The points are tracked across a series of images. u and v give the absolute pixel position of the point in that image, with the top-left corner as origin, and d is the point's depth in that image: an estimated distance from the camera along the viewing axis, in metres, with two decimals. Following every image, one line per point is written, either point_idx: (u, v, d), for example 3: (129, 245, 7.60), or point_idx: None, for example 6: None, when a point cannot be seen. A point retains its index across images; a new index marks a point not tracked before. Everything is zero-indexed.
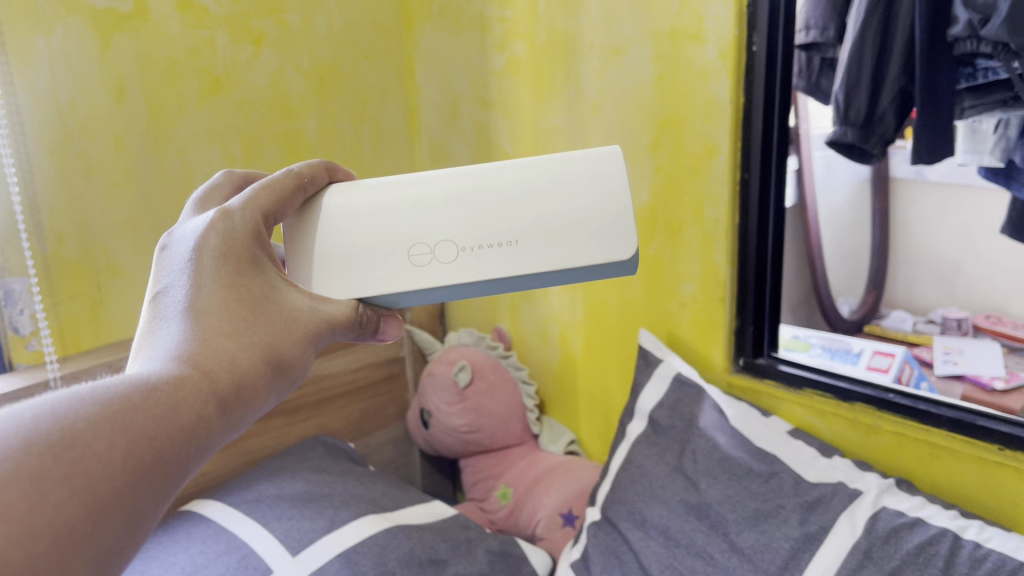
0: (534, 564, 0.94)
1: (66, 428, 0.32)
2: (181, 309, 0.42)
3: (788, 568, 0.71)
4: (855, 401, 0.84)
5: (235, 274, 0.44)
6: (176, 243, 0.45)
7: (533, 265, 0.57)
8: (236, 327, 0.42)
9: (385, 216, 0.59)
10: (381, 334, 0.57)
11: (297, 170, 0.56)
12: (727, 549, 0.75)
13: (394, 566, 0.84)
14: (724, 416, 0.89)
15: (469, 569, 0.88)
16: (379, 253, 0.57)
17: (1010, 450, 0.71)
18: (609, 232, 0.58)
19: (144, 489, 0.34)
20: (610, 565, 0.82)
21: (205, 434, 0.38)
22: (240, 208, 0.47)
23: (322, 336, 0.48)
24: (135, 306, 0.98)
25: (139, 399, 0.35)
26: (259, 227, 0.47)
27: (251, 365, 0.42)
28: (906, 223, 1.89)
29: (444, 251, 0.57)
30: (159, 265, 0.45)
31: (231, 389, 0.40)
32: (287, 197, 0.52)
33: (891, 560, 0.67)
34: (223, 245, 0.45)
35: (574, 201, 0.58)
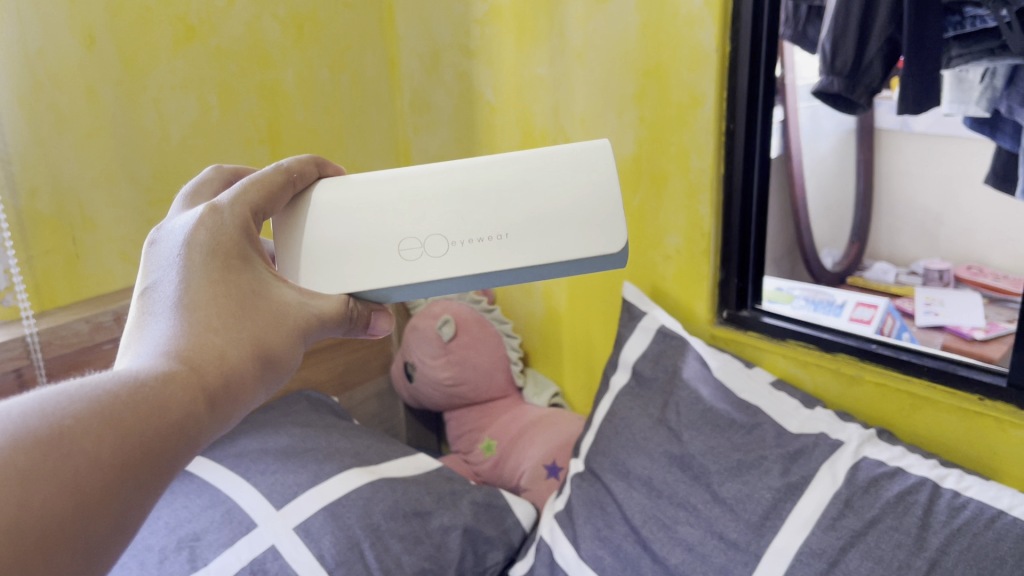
0: (519, 516, 0.95)
1: (53, 424, 0.31)
2: (171, 303, 0.40)
3: (769, 518, 0.72)
4: (838, 352, 0.84)
5: (223, 269, 0.43)
6: (165, 238, 0.44)
7: (525, 259, 0.56)
8: (226, 322, 0.41)
9: (376, 208, 0.57)
10: (371, 329, 0.55)
11: (286, 165, 0.54)
12: (710, 500, 0.76)
13: (379, 520, 0.84)
14: (707, 367, 0.89)
15: (454, 521, 0.88)
16: (369, 246, 0.56)
17: (991, 400, 0.72)
18: (595, 206, 0.57)
19: (131, 488, 0.33)
20: (594, 516, 0.83)
21: (192, 432, 0.36)
22: (229, 204, 0.46)
23: (311, 331, 0.47)
24: (111, 259, 0.96)
25: (127, 394, 0.34)
26: (248, 223, 0.46)
27: (240, 361, 0.40)
28: (890, 174, 1.89)
29: (434, 246, 0.56)
30: (147, 259, 0.43)
31: (221, 384, 0.38)
32: (275, 192, 0.51)
33: (871, 509, 0.68)
34: (212, 240, 0.43)
35: (566, 191, 0.58)
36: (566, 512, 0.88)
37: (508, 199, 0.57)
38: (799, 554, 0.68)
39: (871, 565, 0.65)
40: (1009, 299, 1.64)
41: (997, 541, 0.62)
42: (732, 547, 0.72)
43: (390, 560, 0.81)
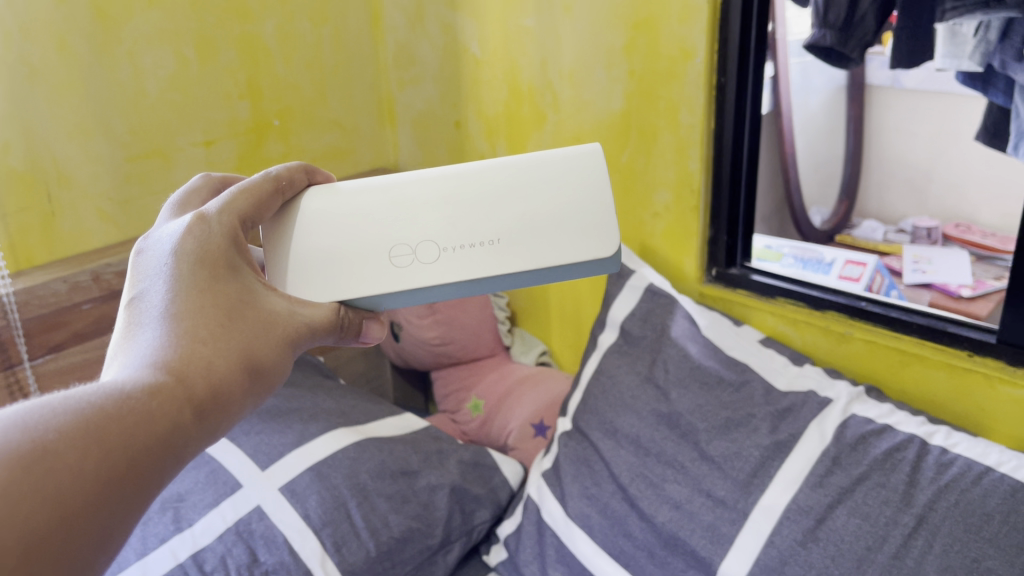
0: (506, 475, 0.95)
1: (35, 437, 0.31)
2: (158, 312, 0.40)
3: (757, 476, 0.71)
4: (828, 309, 0.83)
5: (211, 278, 0.42)
6: (152, 247, 0.43)
7: (516, 264, 0.56)
8: (215, 331, 0.40)
9: (367, 216, 0.58)
10: (364, 337, 0.55)
11: (275, 173, 0.54)
12: (697, 458, 0.76)
13: (366, 479, 0.84)
14: (696, 325, 0.88)
15: (441, 481, 0.88)
16: (361, 254, 0.56)
17: (980, 356, 0.72)
18: (582, 205, 0.58)
19: (114, 504, 0.32)
20: (582, 475, 0.83)
21: (178, 444, 0.36)
22: (217, 213, 0.46)
23: (302, 340, 0.46)
24: (88, 217, 0.94)
25: (111, 407, 0.33)
26: (236, 232, 0.46)
27: (229, 370, 0.39)
28: (880, 131, 1.87)
29: (425, 252, 0.56)
30: (133, 268, 0.43)
31: (209, 395, 0.38)
32: (264, 200, 0.51)
33: (859, 466, 0.68)
34: (200, 248, 0.43)
35: (556, 197, 0.58)
36: (553, 471, 0.88)
37: (499, 207, 0.58)
38: (786, 511, 0.68)
39: (859, 522, 0.65)
40: (997, 256, 1.63)
41: (984, 497, 0.62)
42: (719, 505, 0.72)
43: (377, 520, 0.81)
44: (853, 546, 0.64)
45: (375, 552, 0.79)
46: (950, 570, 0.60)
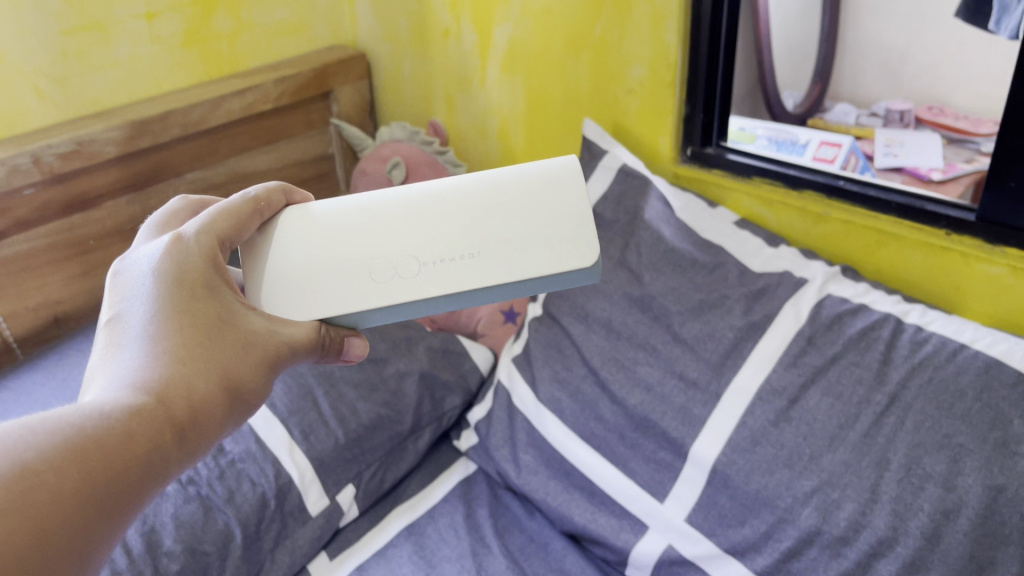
0: (476, 361, 0.93)
1: (17, 460, 0.32)
2: (138, 332, 0.41)
3: (730, 357, 0.71)
4: (805, 189, 0.81)
5: (190, 297, 0.43)
6: (131, 268, 0.44)
7: (499, 276, 0.53)
8: (194, 351, 0.41)
9: (345, 233, 0.55)
10: (344, 355, 0.52)
11: (253, 194, 0.53)
12: (670, 341, 0.74)
13: (333, 368, 0.82)
14: (670, 207, 0.85)
15: (410, 367, 0.87)
16: (338, 271, 0.53)
17: (956, 235, 0.70)
18: (563, 216, 0.55)
19: (96, 521, 0.33)
20: (552, 359, 0.82)
21: (158, 462, 0.37)
22: (195, 233, 0.46)
23: (284, 359, 0.46)
24: (22, 94, 0.87)
25: (92, 429, 0.35)
26: (216, 251, 0.46)
27: (208, 392, 0.40)
28: (857, 11, 1.80)
29: (405, 267, 0.53)
30: (112, 290, 0.43)
31: (187, 417, 0.39)
32: (241, 222, 0.50)
33: (833, 346, 0.67)
34: (179, 269, 0.43)
35: (537, 211, 0.55)
36: (523, 355, 0.86)
37: (480, 221, 0.55)
38: (759, 392, 0.68)
39: (832, 401, 0.65)
40: (967, 139, 1.62)
41: (957, 374, 0.62)
42: (691, 386, 0.71)
43: (345, 408, 0.80)
44: (825, 425, 0.64)
45: (344, 440, 0.79)
46: (921, 446, 0.60)
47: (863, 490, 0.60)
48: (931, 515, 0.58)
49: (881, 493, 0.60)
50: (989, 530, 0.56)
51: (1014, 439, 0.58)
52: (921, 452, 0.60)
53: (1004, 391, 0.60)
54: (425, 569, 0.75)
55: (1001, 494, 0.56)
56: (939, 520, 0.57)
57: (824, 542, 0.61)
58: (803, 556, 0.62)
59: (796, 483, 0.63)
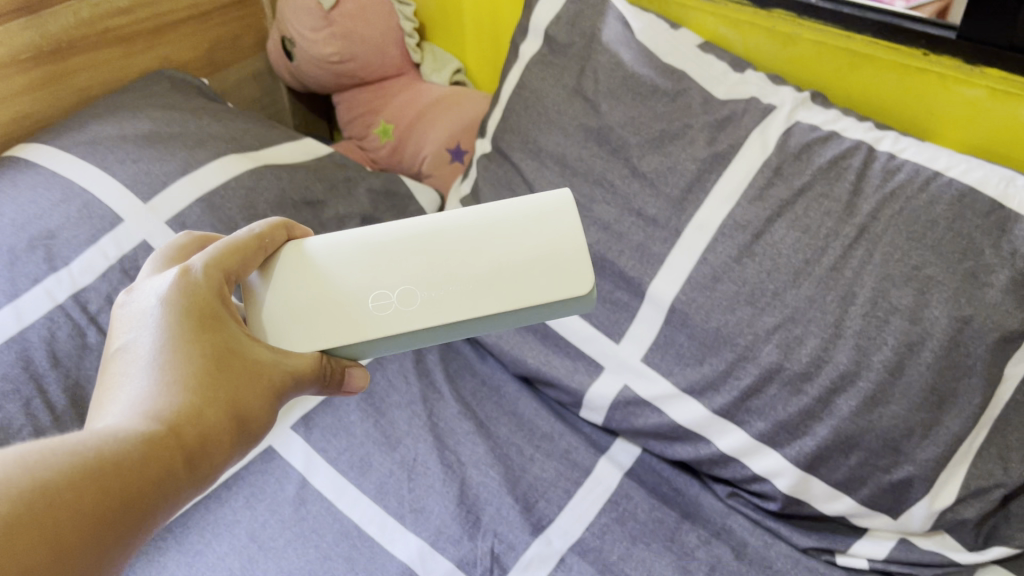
0: (422, 204, 0.88)
1: (32, 483, 0.31)
2: (146, 362, 0.39)
3: (692, 192, 0.66)
4: (775, 8, 0.74)
5: (200, 327, 0.41)
6: (137, 298, 0.42)
7: (495, 306, 0.50)
8: (203, 382, 0.39)
9: (342, 266, 0.52)
10: (345, 387, 0.50)
11: (256, 232, 0.50)
12: (629, 176, 0.69)
13: (265, 209, 0.76)
14: (629, 30, 0.77)
15: (350, 211, 0.81)
16: (334, 304, 0.50)
17: (935, 56, 0.65)
18: (558, 244, 0.52)
19: (109, 548, 0.32)
20: (503, 199, 0.77)
21: (166, 494, 0.36)
22: (201, 266, 0.44)
23: (288, 391, 0.44)
24: None
25: (107, 457, 0.34)
26: (222, 287, 0.44)
27: (218, 421, 0.39)
28: None
29: (404, 298, 0.50)
30: (118, 320, 0.42)
31: (197, 448, 0.38)
32: (247, 259, 0.48)
33: (801, 177, 0.63)
34: (187, 300, 0.41)
35: (531, 241, 0.52)
36: (472, 196, 0.81)
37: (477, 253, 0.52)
38: (721, 228, 0.64)
39: (798, 236, 0.61)
40: None
41: (929, 205, 0.58)
42: (651, 224, 0.67)
43: None
44: (790, 260, 0.61)
45: None
46: (888, 279, 0.57)
47: (827, 326, 0.58)
48: (895, 348, 0.56)
49: (845, 329, 0.58)
50: (953, 362, 0.55)
51: (983, 268, 0.55)
52: (889, 285, 0.57)
53: (975, 220, 0.56)
54: (375, 418, 0.73)
55: (968, 325, 0.55)
56: (903, 353, 0.56)
57: (785, 379, 0.60)
58: (762, 393, 0.61)
59: (758, 321, 0.61)
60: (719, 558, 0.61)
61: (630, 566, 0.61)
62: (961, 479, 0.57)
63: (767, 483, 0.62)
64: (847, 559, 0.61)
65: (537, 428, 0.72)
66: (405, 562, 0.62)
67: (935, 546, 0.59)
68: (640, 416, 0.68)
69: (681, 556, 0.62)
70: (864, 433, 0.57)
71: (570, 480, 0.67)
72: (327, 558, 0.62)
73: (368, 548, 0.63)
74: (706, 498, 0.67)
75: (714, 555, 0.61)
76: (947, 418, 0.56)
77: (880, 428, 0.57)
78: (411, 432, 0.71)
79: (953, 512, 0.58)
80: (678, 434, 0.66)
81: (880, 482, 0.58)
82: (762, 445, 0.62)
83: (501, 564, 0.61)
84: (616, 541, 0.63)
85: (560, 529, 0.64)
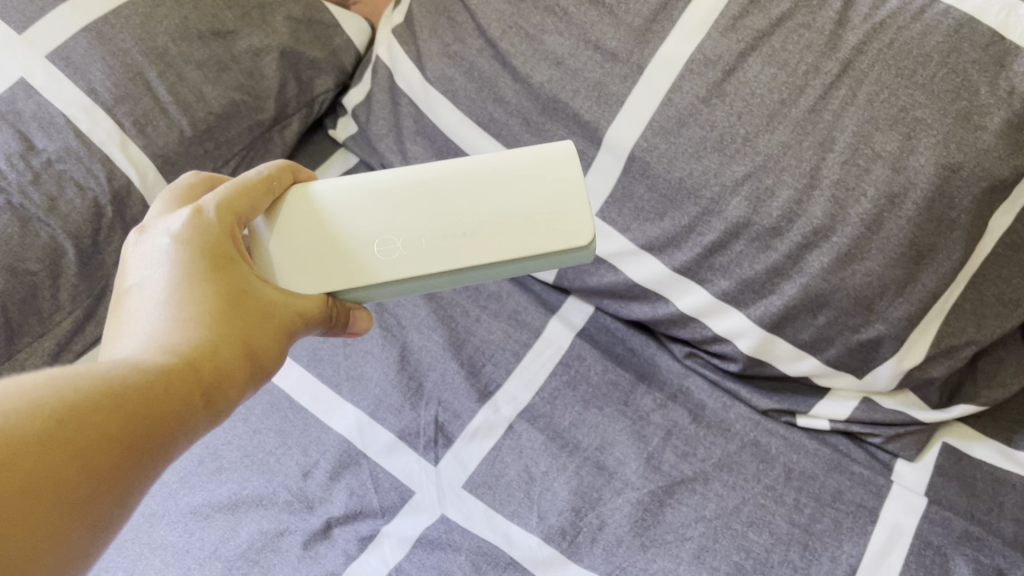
0: (350, 35, 0.76)
1: (54, 412, 0.30)
2: (161, 298, 0.37)
3: (657, 22, 0.57)
4: None
5: (213, 266, 0.38)
6: (153, 228, 0.40)
7: (502, 258, 0.45)
8: (220, 319, 0.37)
9: (349, 209, 0.46)
10: (350, 329, 0.47)
11: (264, 171, 0.45)
12: (584, 3, 0.60)
13: (166, 42, 0.63)
14: None
15: (266, 44, 0.68)
16: (337, 246, 0.46)
17: None
18: (573, 191, 0.46)
19: (127, 481, 0.31)
20: (441, 31, 0.67)
21: (184, 430, 0.35)
22: (216, 201, 0.41)
23: (303, 330, 0.42)
24: None
25: (123, 390, 0.32)
26: (235, 225, 0.41)
27: (235, 359, 0.37)
28: None
29: (411, 242, 0.45)
30: (132, 252, 0.39)
31: (213, 383, 0.36)
32: (259, 197, 0.44)
33: (779, 5, 0.54)
34: (203, 235, 0.39)
35: (545, 188, 0.46)
36: (406, 28, 0.71)
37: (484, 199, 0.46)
38: (690, 64, 0.56)
39: (774, 73, 0.54)
40: None
41: (923, 36, 0.50)
42: (609, 59, 0.59)
43: (188, 93, 0.64)
44: (764, 100, 0.54)
45: (191, 133, 0.65)
46: (872, 122, 0.51)
47: (801, 176, 0.53)
48: (874, 201, 0.51)
49: (821, 180, 0.52)
50: (936, 217, 0.50)
51: (977, 110, 0.49)
52: (872, 130, 0.51)
53: (973, 55, 0.49)
54: None
55: (955, 174, 0.49)
56: (883, 207, 0.51)
57: (753, 235, 0.55)
58: (728, 250, 0.56)
59: (726, 170, 0.55)
60: (675, 423, 0.58)
61: (582, 433, 0.58)
62: (932, 337, 0.54)
63: (728, 343, 0.59)
64: (807, 420, 0.59)
65: (483, 288, 0.66)
66: (342, 433, 0.57)
67: (897, 405, 0.57)
68: (594, 275, 0.63)
69: (636, 422, 0.59)
70: (834, 293, 0.53)
71: (518, 342, 0.63)
72: (257, 433, 0.57)
73: (301, 420, 0.58)
74: (662, 358, 0.63)
75: (670, 420, 0.59)
76: (923, 275, 0.52)
77: (851, 287, 0.53)
78: None
79: (919, 371, 0.55)
80: (636, 293, 0.61)
81: (847, 342, 0.55)
82: (725, 304, 0.57)
83: (444, 434, 0.58)
84: (568, 407, 0.59)
85: (507, 395, 0.60)
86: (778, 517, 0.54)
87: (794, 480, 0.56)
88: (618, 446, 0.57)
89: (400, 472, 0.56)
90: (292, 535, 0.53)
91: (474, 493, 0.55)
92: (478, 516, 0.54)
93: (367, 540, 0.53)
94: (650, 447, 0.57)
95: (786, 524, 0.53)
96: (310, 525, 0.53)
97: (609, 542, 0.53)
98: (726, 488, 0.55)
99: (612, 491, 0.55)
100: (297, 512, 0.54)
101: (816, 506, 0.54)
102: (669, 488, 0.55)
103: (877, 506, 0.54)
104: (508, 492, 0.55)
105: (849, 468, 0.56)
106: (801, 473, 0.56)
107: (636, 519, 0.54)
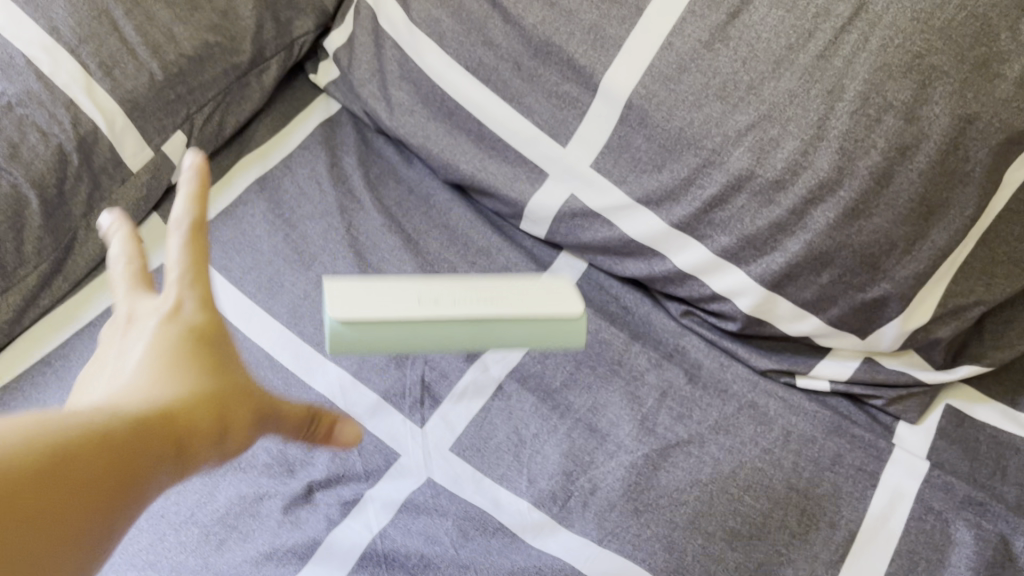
0: None
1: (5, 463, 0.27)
2: (134, 368, 0.33)
3: None
4: None
5: (191, 352, 0.34)
6: (140, 319, 0.35)
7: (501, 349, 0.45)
8: (200, 393, 0.33)
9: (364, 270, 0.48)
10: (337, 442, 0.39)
11: (180, 210, 0.36)
12: None
13: None
14: None
15: None
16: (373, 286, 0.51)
17: None
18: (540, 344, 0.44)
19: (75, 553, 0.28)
20: None
21: (149, 488, 0.32)
22: (178, 290, 0.35)
23: (273, 424, 0.36)
24: None
25: (88, 432, 0.29)
26: (213, 311, 0.36)
27: (213, 427, 0.33)
28: None
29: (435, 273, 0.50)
30: (117, 348, 0.35)
31: (184, 448, 0.33)
32: (203, 249, 0.36)
33: None
34: (180, 332, 0.34)
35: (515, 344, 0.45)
36: None
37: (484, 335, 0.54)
38: (691, 8, 0.53)
39: (781, 16, 0.50)
40: None
41: None
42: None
43: (157, 33, 0.60)
44: (770, 45, 0.51)
45: (161, 77, 0.60)
46: (886, 69, 0.48)
47: (808, 126, 0.50)
48: (885, 154, 0.48)
49: (829, 131, 0.49)
50: (949, 170, 0.48)
51: (997, 58, 0.47)
52: (885, 78, 0.48)
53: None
54: (285, 231, 0.62)
55: (972, 126, 0.47)
56: (894, 159, 0.48)
57: (756, 189, 0.52)
58: (729, 204, 0.53)
59: (729, 119, 0.52)
60: (670, 384, 0.56)
61: (574, 395, 0.56)
62: (939, 296, 0.52)
63: (728, 303, 0.56)
64: (807, 381, 0.56)
65: (472, 243, 0.63)
66: (324, 394, 0.55)
67: (901, 366, 0.55)
68: (587, 231, 0.59)
69: (631, 383, 0.56)
70: (839, 251, 0.51)
71: None
72: None
73: (282, 381, 0.55)
74: (656, 316, 0.60)
75: (665, 380, 0.56)
76: (933, 232, 0.50)
77: (857, 245, 0.50)
78: (327, 249, 0.61)
79: (926, 332, 0.53)
80: (631, 250, 0.58)
81: (851, 302, 0.52)
82: (725, 261, 0.54)
83: (430, 395, 0.55)
84: (559, 366, 0.56)
85: (496, 355, 0.57)
86: (776, 481, 0.52)
87: (793, 443, 0.54)
88: (611, 407, 0.55)
89: (384, 435, 0.54)
90: (273, 500, 0.51)
91: (462, 455, 0.53)
92: (465, 480, 0.52)
93: (351, 504, 0.51)
94: (644, 409, 0.55)
95: (786, 488, 0.51)
96: (291, 488, 0.51)
97: (601, 505, 0.50)
98: (722, 451, 0.53)
99: (605, 455, 0.53)
100: (277, 476, 0.52)
101: (815, 470, 0.52)
102: (663, 450, 0.53)
103: (877, 471, 0.53)
104: (498, 454, 0.53)
105: (850, 432, 0.54)
106: (800, 436, 0.54)
107: (629, 484, 0.51)
